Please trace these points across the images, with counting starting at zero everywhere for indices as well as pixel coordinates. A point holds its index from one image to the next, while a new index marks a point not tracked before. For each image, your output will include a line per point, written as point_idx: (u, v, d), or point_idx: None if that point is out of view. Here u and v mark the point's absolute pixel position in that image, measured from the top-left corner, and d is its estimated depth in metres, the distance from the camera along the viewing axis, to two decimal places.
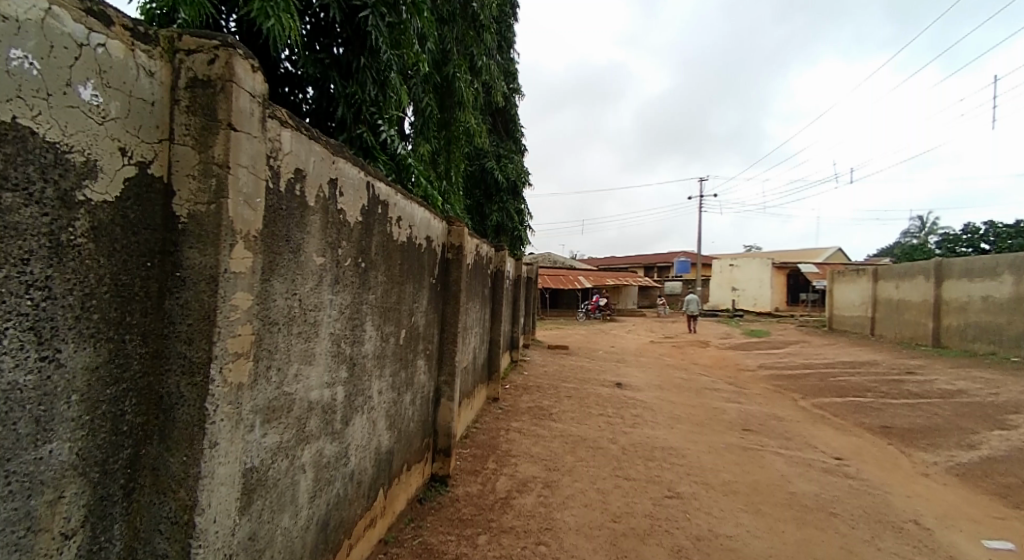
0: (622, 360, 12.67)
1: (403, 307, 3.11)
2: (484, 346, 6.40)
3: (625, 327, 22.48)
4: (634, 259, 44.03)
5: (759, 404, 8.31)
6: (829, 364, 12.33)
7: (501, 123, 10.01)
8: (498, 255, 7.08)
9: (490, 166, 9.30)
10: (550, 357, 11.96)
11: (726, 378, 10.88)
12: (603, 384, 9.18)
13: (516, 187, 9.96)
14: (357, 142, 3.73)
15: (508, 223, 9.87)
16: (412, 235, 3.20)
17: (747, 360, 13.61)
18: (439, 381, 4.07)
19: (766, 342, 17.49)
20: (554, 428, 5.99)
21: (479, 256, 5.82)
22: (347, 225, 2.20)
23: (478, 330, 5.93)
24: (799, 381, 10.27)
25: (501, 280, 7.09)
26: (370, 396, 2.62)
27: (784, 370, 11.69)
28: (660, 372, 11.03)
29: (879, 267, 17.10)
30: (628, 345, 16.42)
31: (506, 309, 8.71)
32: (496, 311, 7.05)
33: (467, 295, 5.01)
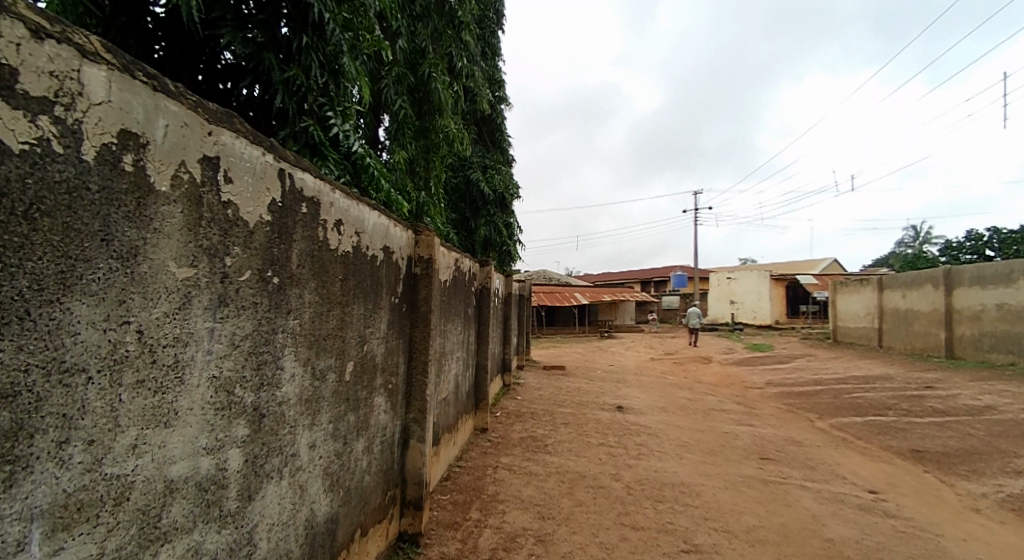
0: (622, 380, 11.96)
1: (350, 334, 2.49)
2: (468, 372, 5.74)
3: (623, 345, 21.76)
4: (630, 274, 43.51)
5: (772, 427, 7.63)
6: (840, 379, 11.67)
7: (487, 133, 9.50)
8: (484, 270, 6.50)
9: (476, 177, 8.74)
10: (545, 378, 11.26)
11: (734, 397, 10.18)
12: (603, 408, 8.49)
13: (504, 200, 9.39)
14: (302, 138, 3.13)
15: (496, 237, 9.28)
16: (360, 244, 2.59)
17: (754, 377, 12.94)
18: (407, 420, 3.42)
19: (770, 357, 16.83)
20: (548, 464, 5.31)
21: (459, 272, 5.20)
22: (242, 223, 1.58)
23: (461, 355, 5.28)
24: (812, 400, 9.60)
25: (487, 298, 6.47)
26: (296, 455, 1.99)
27: (794, 387, 11.02)
28: (663, 393, 10.31)
29: (883, 276, 16.59)
30: (628, 363, 15.73)
31: (495, 330, 8.07)
32: (483, 333, 6.41)
33: (443, 316, 4.38)
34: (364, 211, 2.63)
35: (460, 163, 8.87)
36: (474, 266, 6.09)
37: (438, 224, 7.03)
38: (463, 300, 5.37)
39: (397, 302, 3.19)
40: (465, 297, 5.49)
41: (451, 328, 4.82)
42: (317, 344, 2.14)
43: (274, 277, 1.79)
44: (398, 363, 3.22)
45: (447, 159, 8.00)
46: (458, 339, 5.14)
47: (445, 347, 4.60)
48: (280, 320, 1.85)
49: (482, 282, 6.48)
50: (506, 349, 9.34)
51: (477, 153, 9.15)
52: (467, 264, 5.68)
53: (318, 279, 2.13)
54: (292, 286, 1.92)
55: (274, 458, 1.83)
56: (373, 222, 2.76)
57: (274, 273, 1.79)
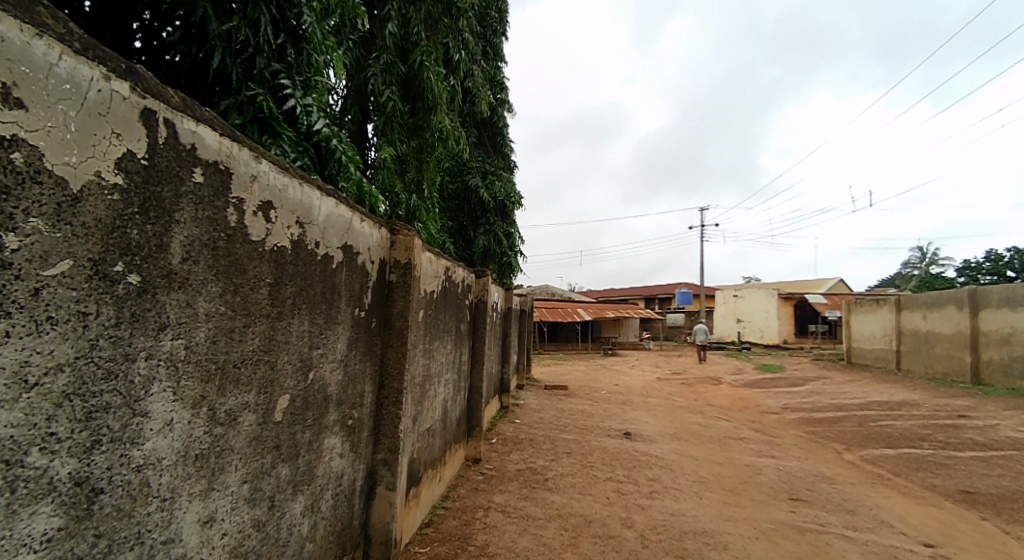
0: (629, 402, 11.23)
1: (284, 357, 1.84)
2: (460, 397, 5.08)
3: (628, 363, 21.00)
4: (634, 291, 42.79)
5: (797, 459, 6.92)
6: (862, 405, 10.94)
7: (488, 138, 8.96)
8: (480, 282, 5.87)
9: (475, 184, 8.16)
10: (547, 399, 10.55)
11: (750, 423, 9.45)
12: (609, 434, 7.78)
13: (505, 209, 8.78)
14: (249, 110, 2.52)
15: (496, 249, 8.67)
16: (307, 239, 1.97)
17: (769, 401, 12.20)
18: (373, 462, 2.76)
19: (783, 379, 16.06)
20: (549, 504, 4.63)
21: (449, 283, 4.57)
22: (39, 180, 0.97)
23: (450, 379, 4.63)
24: (836, 428, 8.86)
25: (483, 313, 5.82)
26: (173, 541, 1.34)
27: (814, 413, 10.29)
28: (673, 418, 9.59)
29: (901, 296, 15.92)
30: (633, 384, 15.00)
31: (492, 349, 7.41)
32: (478, 353, 5.75)
33: (426, 333, 3.73)
34: (313, 194, 2.00)
35: (458, 168, 8.31)
36: (469, 277, 5.47)
37: (432, 233, 6.43)
38: (453, 315, 4.73)
39: (362, 316, 2.55)
40: (456, 311, 4.85)
41: (437, 345, 4.16)
42: (222, 374, 1.49)
43: (129, 274, 1.16)
44: (361, 393, 2.56)
45: (442, 163, 7.44)
46: (447, 360, 4.49)
47: (430, 371, 3.94)
48: (142, 342, 1.21)
49: (478, 295, 5.85)
50: (505, 368, 8.68)
51: (477, 158, 8.57)
52: (461, 275, 5.06)
53: (223, 280, 1.48)
54: (169, 289, 1.27)
55: (125, 554, 1.19)
56: (328, 211, 2.13)
57: (125, 266, 1.15)
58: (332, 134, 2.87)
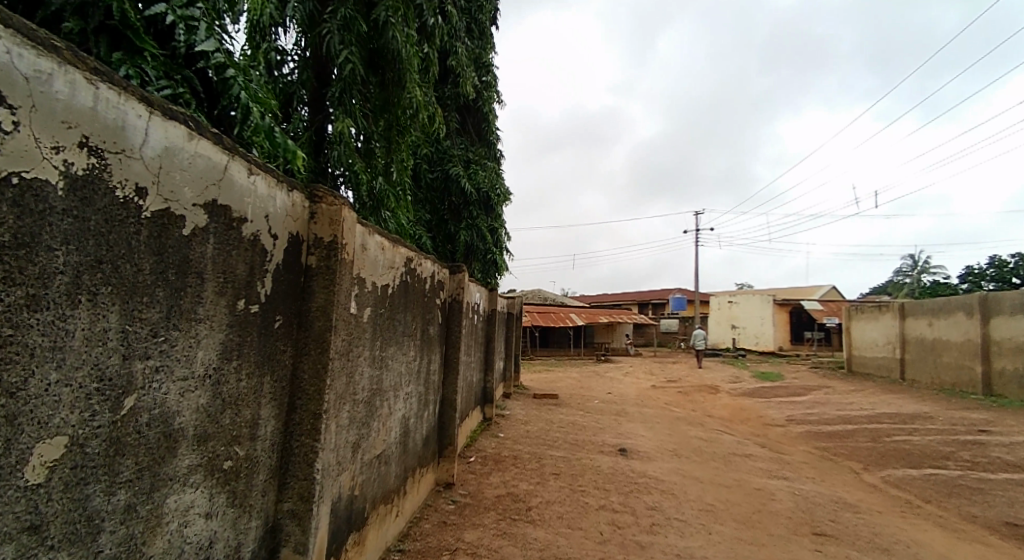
0: (623, 413, 10.46)
1: (51, 376, 1.08)
2: (427, 413, 4.31)
3: (622, 370, 20.26)
4: (627, 296, 42.13)
5: (812, 482, 6.18)
6: (871, 417, 10.26)
7: (473, 125, 8.20)
8: (454, 280, 5.09)
9: (457, 173, 7.39)
10: (534, 410, 9.77)
11: (754, 438, 8.72)
12: (602, 450, 7.01)
13: (490, 202, 8.00)
14: (93, 12, 1.75)
15: (480, 246, 7.89)
16: (115, 181, 1.21)
17: (771, 411, 11.49)
18: (277, 514, 1.98)
19: (784, 388, 15.39)
20: (530, 543, 3.84)
21: (412, 276, 3.79)
22: None
23: (412, 392, 3.86)
24: (848, 444, 8.17)
25: (459, 315, 5.04)
26: None
27: (821, 426, 9.60)
28: (672, 432, 8.83)
29: (905, 303, 15.35)
30: (627, 392, 14.26)
31: (472, 356, 6.64)
32: (455, 360, 4.97)
33: (369, 336, 2.93)
34: (129, 106, 1.24)
35: (438, 156, 7.54)
36: (439, 271, 4.69)
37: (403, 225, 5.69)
38: (416, 315, 3.94)
39: (253, 312, 1.77)
40: (421, 311, 4.08)
41: (392, 348, 3.36)
42: None
43: None
44: (250, 421, 1.79)
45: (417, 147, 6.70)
46: (407, 369, 3.70)
47: (380, 385, 3.16)
48: None
49: (453, 294, 5.06)
50: (488, 377, 7.89)
51: (458, 145, 7.80)
52: (428, 270, 4.27)
53: None
54: None
55: None
56: (169, 142, 1.36)
57: None
58: (230, 62, 2.10)
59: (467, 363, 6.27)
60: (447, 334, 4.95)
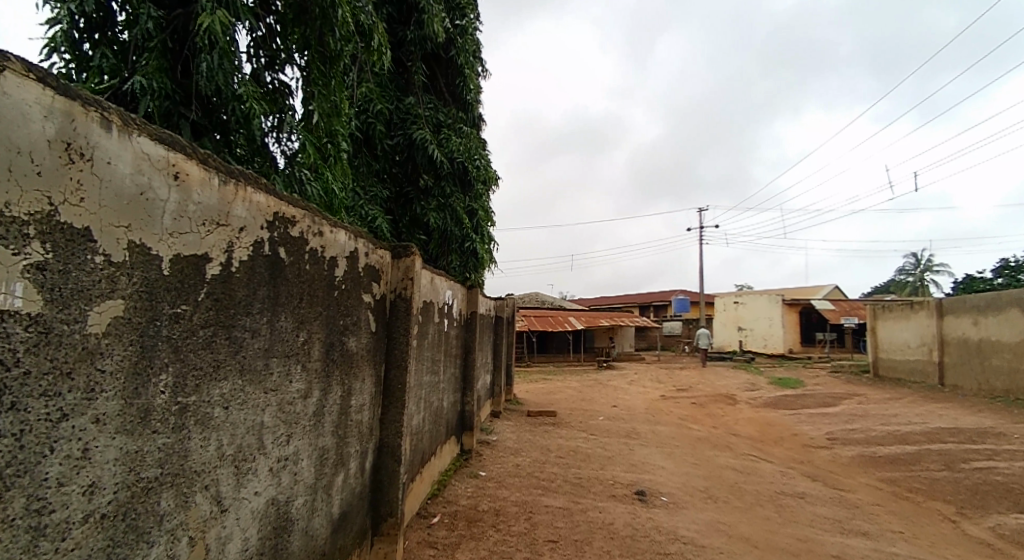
0: (634, 433, 8.82)
1: None
2: (338, 478, 2.65)
3: (626, 377, 18.61)
4: (627, 298, 40.51)
5: (902, 539, 4.53)
6: (930, 435, 8.69)
7: (443, 82, 6.55)
8: (399, 268, 3.42)
9: (424, 137, 5.73)
10: (528, 433, 8.10)
11: (799, 467, 7.10)
12: (614, 495, 5.34)
13: (466, 175, 6.32)
14: None
15: (455, 231, 6.21)
16: None
17: (805, 427, 9.90)
18: None
19: (810, 397, 13.77)
20: None
21: (293, 251, 2.13)
22: None
23: (296, 453, 2.21)
24: (920, 475, 6.55)
25: (404, 319, 3.37)
26: None
27: (875, 447, 8.01)
28: (696, 460, 7.17)
29: (944, 301, 13.88)
30: (635, 404, 12.60)
31: (440, 371, 5.01)
32: (400, 387, 3.31)
33: (116, 367, 1.28)
34: None
35: (400, 115, 5.87)
36: (368, 249, 3.02)
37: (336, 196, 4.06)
38: (306, 323, 2.26)
39: None
40: (322, 313, 2.41)
41: (221, 388, 1.69)
42: None
43: None
44: None
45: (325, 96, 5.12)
46: (277, 419, 2.04)
47: (177, 463, 1.52)
48: None
49: (396, 289, 3.40)
50: (466, 398, 6.24)
51: (425, 105, 6.13)
52: (339, 250, 2.59)
53: None
54: None
55: None
56: None
57: None
58: None
59: (430, 382, 4.61)
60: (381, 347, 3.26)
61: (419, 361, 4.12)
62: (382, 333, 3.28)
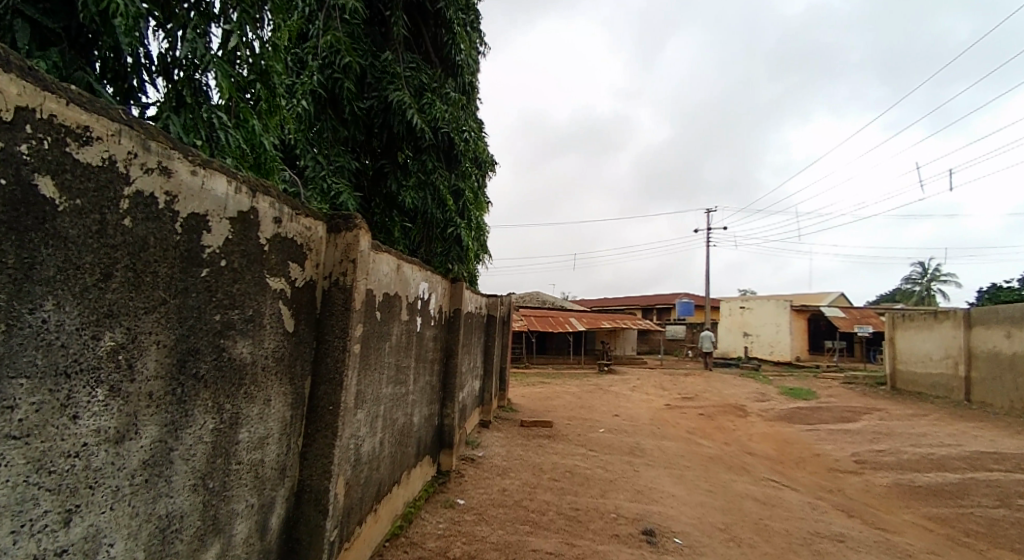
0: (637, 449, 7.91)
1: None
2: (208, 555, 1.73)
3: (628, 383, 17.70)
4: (629, 300, 39.58)
5: None
6: (970, 460, 7.79)
7: (430, 41, 5.60)
8: (336, 245, 2.48)
9: (402, 100, 4.78)
10: (519, 448, 7.18)
11: (828, 497, 6.19)
12: (617, 534, 4.42)
13: (452, 149, 5.36)
14: None
15: (436, 215, 5.27)
16: None
17: (827, 446, 8.98)
18: None
19: (825, 410, 12.85)
20: None
21: (78, 188, 1.21)
22: None
23: (91, 539, 1.28)
24: (974, 512, 5.64)
25: (340, 315, 2.45)
26: None
27: (911, 475, 7.10)
28: (711, 486, 6.26)
29: (972, 312, 12.98)
30: (638, 413, 11.70)
31: (408, 379, 4.10)
32: (332, 409, 2.40)
33: None
34: None
35: (375, 74, 4.93)
36: (281, 213, 2.08)
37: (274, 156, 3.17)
38: (118, 315, 1.33)
39: None
40: (168, 303, 1.49)
41: None
42: None
43: None
44: None
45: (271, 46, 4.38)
46: (26, 491, 1.12)
47: None
48: None
49: (332, 274, 2.47)
50: (446, 410, 5.33)
51: (405, 64, 5.17)
52: (213, 203, 1.66)
53: None
54: None
55: None
56: None
57: None
58: None
59: (392, 395, 3.69)
60: (304, 353, 2.33)
61: (371, 370, 3.19)
62: (307, 335, 2.35)
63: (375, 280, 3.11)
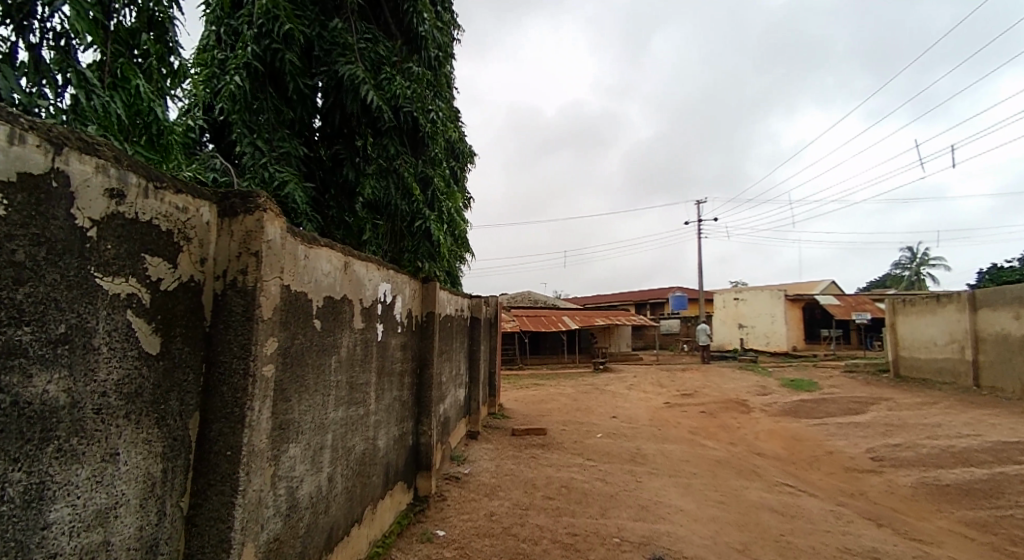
0: (639, 455, 7.31)
1: None
2: None
3: (625, 381, 17.10)
4: (622, 296, 39.09)
5: None
6: (995, 452, 7.27)
7: (389, 10, 4.90)
8: (231, 232, 1.83)
9: (355, 74, 4.08)
10: (511, 461, 6.55)
11: (851, 503, 5.62)
12: None
13: (417, 131, 4.66)
14: None
15: (401, 207, 4.60)
16: None
17: (840, 442, 8.43)
18: None
19: (831, 401, 12.34)
20: None
21: None
22: None
23: None
24: (1015, 515, 5.10)
25: (238, 327, 1.81)
26: None
27: (936, 472, 6.55)
28: (722, 496, 5.67)
29: (977, 293, 12.54)
30: (638, 414, 11.11)
31: (367, 398, 3.45)
32: (229, 455, 1.76)
33: None
34: None
35: (323, 46, 4.23)
36: (124, 184, 1.43)
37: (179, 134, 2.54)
38: None
39: None
40: None
41: None
42: None
43: None
44: None
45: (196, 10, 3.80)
46: None
47: None
48: None
49: (227, 273, 1.82)
50: (422, 427, 4.68)
51: (358, 35, 4.47)
52: None
53: None
54: None
55: None
56: None
57: None
58: None
59: (343, 419, 3.04)
60: (182, 382, 1.68)
61: (305, 392, 2.55)
62: (186, 357, 1.70)
63: (299, 281, 2.44)
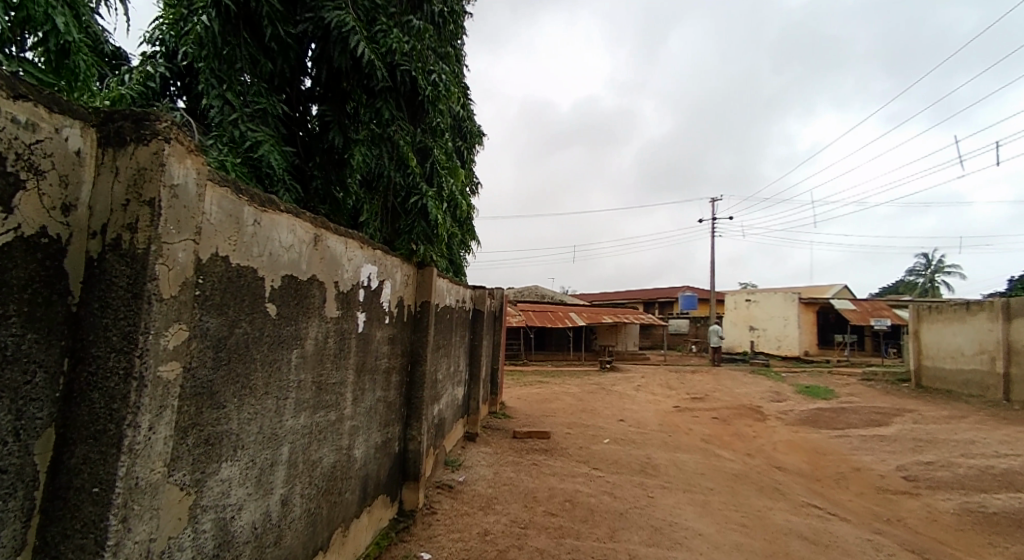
0: (650, 466, 6.74)
1: None
2: None
3: (632, 382, 16.52)
4: (630, 294, 38.39)
5: None
6: None
7: None
8: (116, 170, 1.27)
9: (345, 21, 3.47)
10: (511, 469, 6.00)
11: (890, 531, 5.04)
12: None
13: (417, 96, 4.08)
14: None
15: (395, 180, 4.04)
16: None
17: (866, 458, 7.83)
18: None
19: (851, 411, 11.71)
20: None
21: None
22: None
23: None
24: None
25: (116, 307, 1.24)
26: None
27: (980, 497, 5.95)
28: (745, 519, 5.09)
29: (1012, 302, 11.86)
30: (646, 418, 10.53)
31: (341, 401, 2.90)
32: (94, 493, 1.21)
33: None
34: None
35: None
36: None
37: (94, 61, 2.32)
38: None
39: None
40: None
41: None
42: None
43: None
44: None
45: None
46: None
47: None
48: None
49: (107, 229, 1.26)
50: (411, 431, 4.13)
51: None
52: None
53: None
54: None
55: None
56: None
57: None
58: None
59: (306, 428, 2.49)
60: (16, 387, 1.12)
61: (248, 397, 1.99)
62: (29, 350, 1.14)
63: (243, 253, 1.89)
